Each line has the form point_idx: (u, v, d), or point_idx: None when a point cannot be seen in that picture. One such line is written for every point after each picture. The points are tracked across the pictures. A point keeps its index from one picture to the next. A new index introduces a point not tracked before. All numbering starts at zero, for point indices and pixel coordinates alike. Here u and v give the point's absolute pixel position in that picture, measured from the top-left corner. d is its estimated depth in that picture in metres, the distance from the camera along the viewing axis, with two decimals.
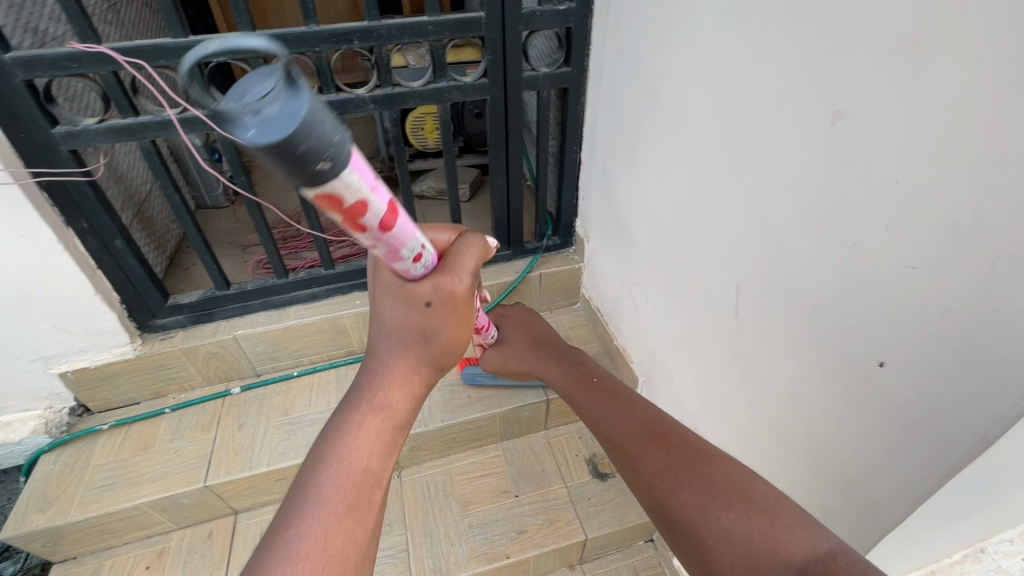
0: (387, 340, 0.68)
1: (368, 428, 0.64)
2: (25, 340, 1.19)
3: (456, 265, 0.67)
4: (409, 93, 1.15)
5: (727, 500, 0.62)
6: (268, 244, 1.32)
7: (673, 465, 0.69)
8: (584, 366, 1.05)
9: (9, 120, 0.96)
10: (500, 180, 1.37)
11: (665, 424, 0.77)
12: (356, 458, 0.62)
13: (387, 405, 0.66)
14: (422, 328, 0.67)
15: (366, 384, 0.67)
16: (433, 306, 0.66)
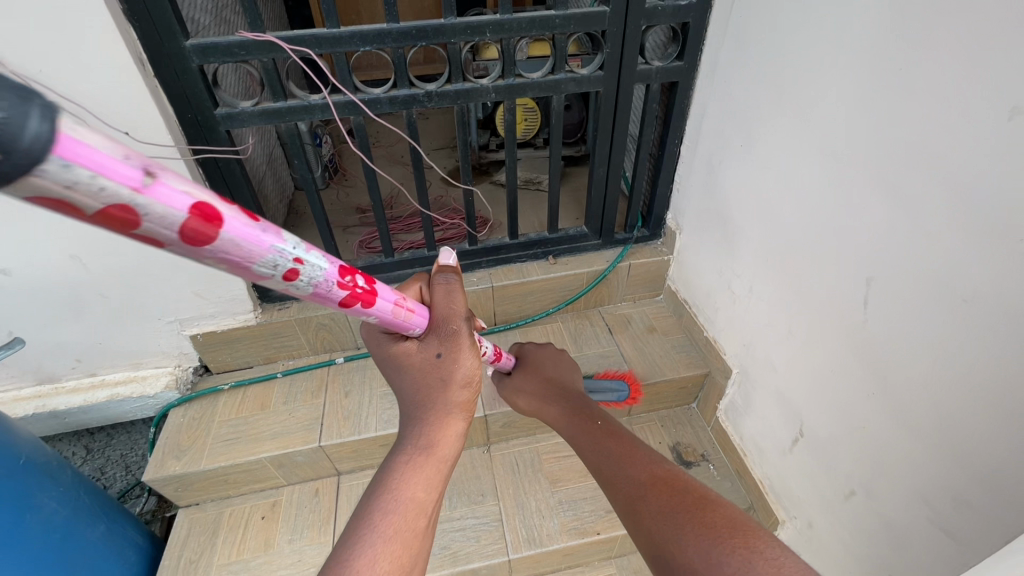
0: (416, 396, 0.76)
1: (420, 467, 0.71)
2: (166, 302, 1.30)
3: (444, 306, 0.77)
4: (530, 84, 1.20)
5: (698, 531, 0.66)
6: (381, 224, 1.39)
7: (674, 510, 0.71)
8: (581, 406, 1.06)
9: (182, 101, 1.05)
10: (601, 170, 1.41)
11: (671, 471, 0.79)
12: (406, 490, 0.68)
13: (434, 445, 0.73)
14: (443, 376, 0.75)
15: (410, 435, 0.74)
16: (442, 355, 0.75)
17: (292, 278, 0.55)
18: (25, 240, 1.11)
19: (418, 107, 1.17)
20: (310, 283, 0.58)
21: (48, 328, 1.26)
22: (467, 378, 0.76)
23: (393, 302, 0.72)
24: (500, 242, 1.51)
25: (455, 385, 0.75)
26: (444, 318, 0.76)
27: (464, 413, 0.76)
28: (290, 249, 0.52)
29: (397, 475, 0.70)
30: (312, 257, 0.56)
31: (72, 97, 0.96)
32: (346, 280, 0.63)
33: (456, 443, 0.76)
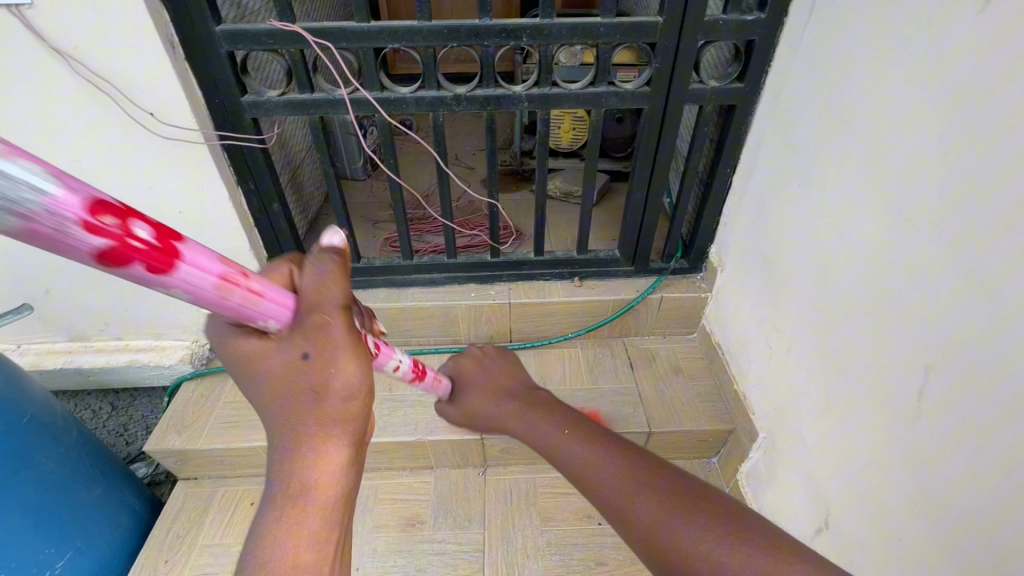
0: (283, 424, 0.56)
1: (298, 523, 0.56)
2: None
3: (309, 291, 0.54)
4: (567, 95, 1.11)
5: (721, 549, 0.58)
6: (401, 226, 1.35)
7: (669, 511, 0.63)
8: (555, 415, 0.88)
9: (210, 86, 1.05)
10: (640, 193, 1.30)
11: (646, 463, 0.70)
12: (283, 553, 0.54)
13: (308, 486, 0.57)
14: (308, 387, 0.55)
15: (282, 477, 0.57)
16: (309, 356, 0.54)
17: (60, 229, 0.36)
18: None
19: (446, 110, 1.12)
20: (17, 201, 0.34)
21: (80, 290, 1.32)
22: (348, 389, 0.56)
23: (219, 277, 0.48)
24: (524, 257, 1.42)
25: (332, 401, 0.56)
26: (316, 309, 0.54)
27: (345, 434, 0.58)
28: None
29: (274, 540, 0.55)
30: (95, 211, 0.37)
31: (104, 75, 0.98)
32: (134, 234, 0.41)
33: (344, 472, 0.58)
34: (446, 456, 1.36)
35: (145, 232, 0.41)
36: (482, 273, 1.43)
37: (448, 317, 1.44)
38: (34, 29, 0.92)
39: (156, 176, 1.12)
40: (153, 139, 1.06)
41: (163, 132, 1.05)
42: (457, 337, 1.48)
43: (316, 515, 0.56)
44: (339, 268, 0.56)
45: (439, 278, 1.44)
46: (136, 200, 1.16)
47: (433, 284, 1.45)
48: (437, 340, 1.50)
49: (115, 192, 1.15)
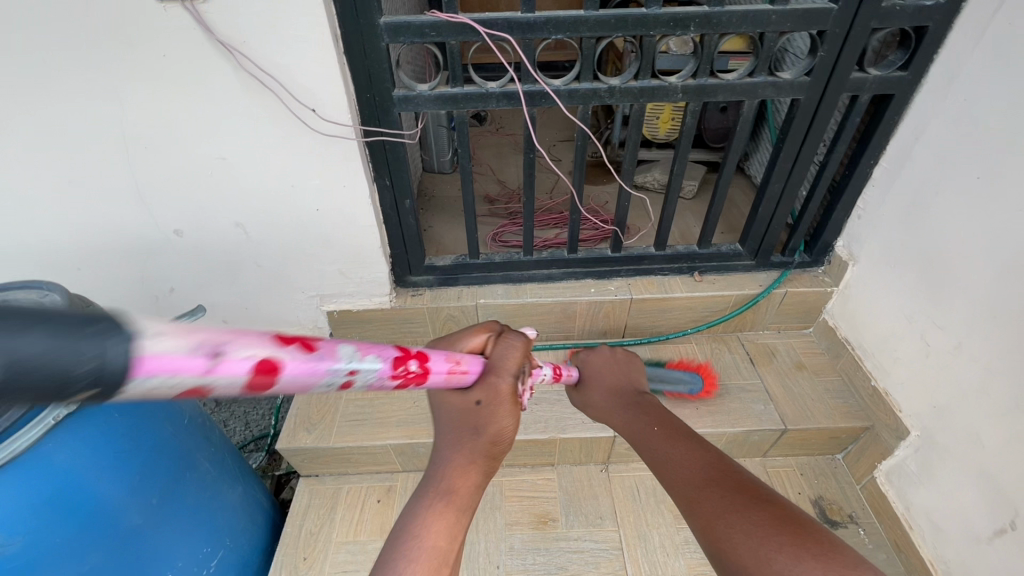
0: (448, 441, 0.76)
1: (436, 516, 0.70)
2: (312, 278, 1.32)
3: (500, 357, 0.78)
4: (723, 86, 1.08)
5: (777, 542, 0.63)
6: (527, 221, 1.32)
7: (726, 499, 0.71)
8: (651, 409, 0.93)
9: (364, 80, 1.02)
10: (777, 186, 1.27)
11: (725, 461, 0.77)
12: (428, 536, 0.68)
13: (454, 491, 0.73)
14: (475, 423, 0.76)
15: (435, 479, 0.74)
16: (482, 404, 0.75)
17: (348, 387, 0.56)
18: (202, 204, 1.16)
19: (597, 103, 1.09)
20: (364, 385, 0.58)
21: (206, 289, 1.32)
22: (498, 431, 0.76)
23: (447, 372, 0.70)
24: (645, 251, 1.40)
25: (484, 437, 0.76)
26: (495, 371, 0.77)
27: (485, 463, 0.77)
28: (343, 365, 0.53)
29: (419, 524, 0.69)
30: (365, 360, 0.57)
31: (268, 71, 0.96)
32: (397, 369, 0.63)
33: (476, 488, 0.75)
34: (571, 453, 1.35)
35: (416, 365, 0.65)
36: (602, 268, 1.41)
37: (565, 313, 1.42)
38: (204, 21, 0.90)
39: (300, 171, 1.11)
40: (306, 135, 1.05)
41: (319, 127, 1.03)
42: (571, 333, 1.47)
43: (450, 513, 0.70)
44: (523, 347, 0.80)
45: (557, 273, 1.42)
46: (276, 197, 1.15)
47: (550, 279, 1.43)
48: (551, 335, 1.48)
49: (255, 189, 1.14)
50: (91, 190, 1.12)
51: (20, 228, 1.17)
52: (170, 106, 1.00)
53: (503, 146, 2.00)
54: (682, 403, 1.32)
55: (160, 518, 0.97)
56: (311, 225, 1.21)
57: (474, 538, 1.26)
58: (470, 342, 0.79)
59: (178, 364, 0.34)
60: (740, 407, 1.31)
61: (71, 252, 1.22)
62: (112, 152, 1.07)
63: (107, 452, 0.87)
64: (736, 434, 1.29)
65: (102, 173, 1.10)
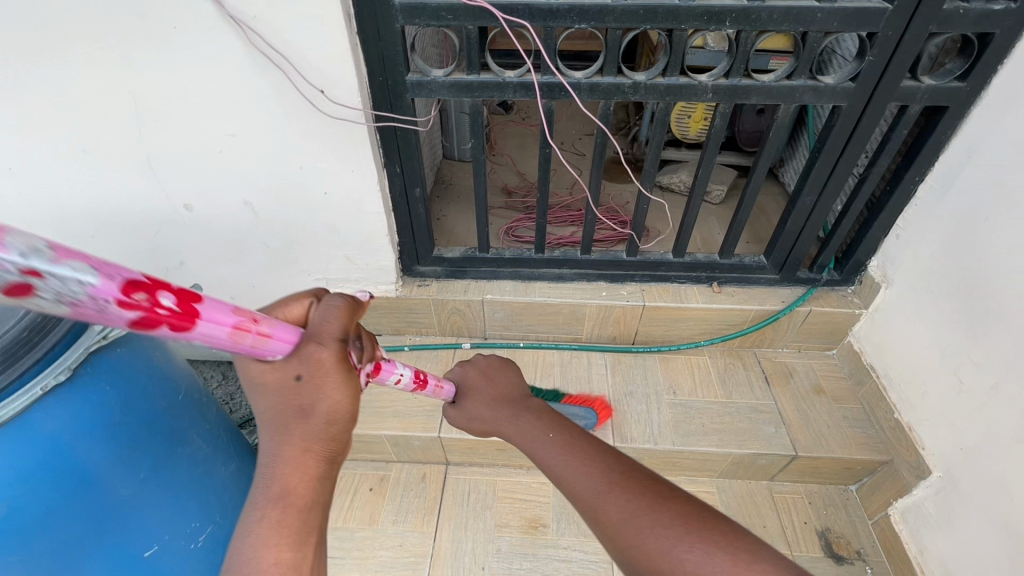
0: (269, 432, 0.57)
1: (275, 526, 0.56)
2: (318, 261, 1.30)
3: (317, 325, 0.56)
4: (758, 88, 1.00)
5: (682, 537, 0.58)
6: (540, 218, 1.27)
7: (631, 501, 0.63)
8: (541, 413, 0.85)
9: (377, 63, 0.99)
10: (809, 198, 1.19)
11: (620, 457, 0.71)
12: (262, 555, 0.55)
13: (286, 494, 0.57)
14: (299, 405, 0.56)
15: (261, 484, 0.57)
16: (303, 378, 0.55)
17: (19, 297, 0.35)
18: (212, 181, 1.15)
19: (620, 99, 1.02)
20: (58, 303, 0.36)
21: (215, 265, 1.32)
22: (333, 412, 0.56)
23: (233, 326, 0.49)
24: (663, 257, 1.34)
25: (317, 418, 0.56)
26: (314, 339, 0.55)
27: (326, 455, 0.59)
28: (6, 257, 0.33)
29: (251, 540, 0.55)
30: (62, 268, 0.36)
31: (279, 50, 0.93)
32: (136, 298, 0.40)
33: (320, 484, 0.59)
34: None
35: (169, 300, 0.43)
36: (615, 271, 1.35)
37: (574, 315, 1.38)
38: None
39: (308, 154, 1.08)
40: (315, 116, 1.02)
41: (328, 110, 1.00)
42: (579, 335, 1.42)
43: (292, 520, 0.56)
44: (347, 308, 0.59)
45: (568, 273, 1.37)
46: (283, 177, 1.13)
47: (561, 279, 1.38)
48: (558, 336, 1.44)
49: (263, 168, 1.12)
50: (103, 160, 1.12)
51: (39, 194, 1.19)
52: (181, 80, 0.99)
53: (527, 136, 1.94)
54: (687, 418, 1.27)
55: (148, 490, 0.97)
56: (318, 208, 1.19)
57: (462, 536, 1.24)
58: (285, 313, 0.59)
59: None
60: (749, 428, 1.25)
61: (87, 220, 1.24)
62: (125, 123, 1.06)
63: (93, 425, 0.86)
64: (743, 457, 1.22)
65: (116, 145, 1.10)
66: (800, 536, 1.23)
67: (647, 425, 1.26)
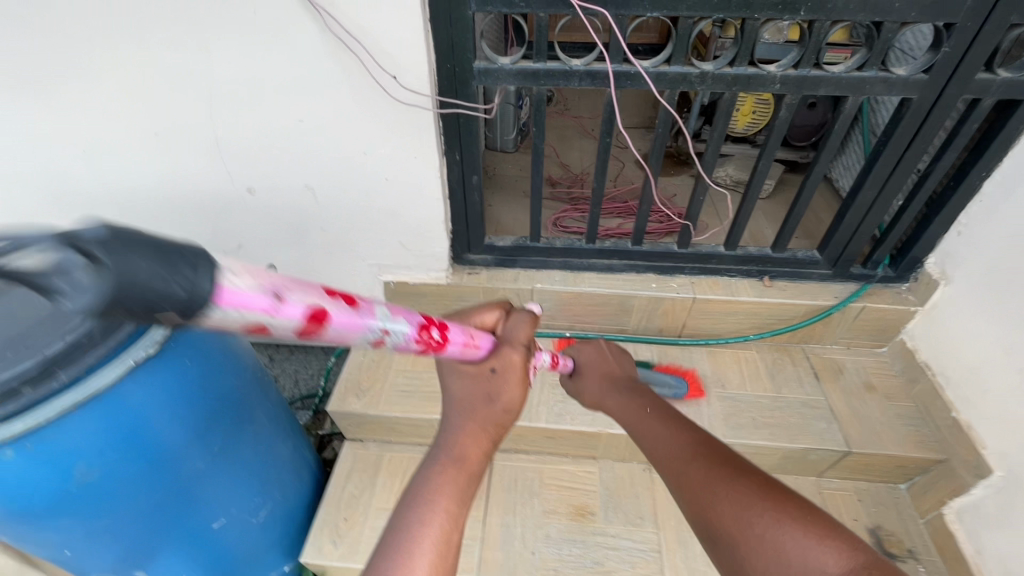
0: (459, 409, 0.77)
1: (446, 484, 0.70)
2: (373, 246, 1.32)
3: (511, 333, 0.80)
4: (827, 79, 0.99)
5: (761, 508, 0.67)
6: (594, 208, 1.28)
7: (709, 468, 0.73)
8: (640, 392, 0.93)
9: (447, 50, 1.00)
10: (870, 193, 1.18)
11: (698, 433, 0.80)
12: (437, 501, 0.68)
13: (466, 457, 0.73)
14: (488, 391, 0.76)
15: (443, 446, 0.74)
16: (496, 372, 0.76)
17: (380, 343, 0.64)
18: (276, 166, 1.18)
19: (685, 88, 1.02)
20: (392, 345, 0.65)
21: (271, 248, 1.35)
22: (510, 402, 0.77)
23: (463, 344, 0.73)
24: (714, 249, 1.33)
25: (498, 406, 0.76)
26: (508, 344, 0.78)
27: (496, 432, 0.77)
28: (380, 322, 0.60)
29: (427, 491, 0.69)
30: (393, 323, 0.64)
31: (354, 35, 0.95)
32: (424, 334, 0.68)
33: (485, 454, 0.75)
34: (616, 450, 1.31)
35: (434, 331, 0.69)
36: (666, 263, 1.35)
37: (623, 306, 1.38)
38: None
39: (373, 139, 1.10)
40: (384, 102, 1.03)
41: (397, 95, 1.02)
42: (626, 326, 1.43)
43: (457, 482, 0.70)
44: (532, 323, 0.81)
45: (618, 264, 1.38)
46: (346, 163, 1.15)
47: (610, 270, 1.39)
48: (604, 327, 1.44)
49: (328, 154, 1.14)
50: (173, 143, 1.16)
51: (109, 175, 1.22)
52: (254, 65, 1.01)
53: (569, 128, 1.95)
54: (738, 411, 1.27)
55: (219, 465, 1.00)
56: (377, 193, 1.21)
57: (511, 521, 1.26)
58: (483, 318, 0.82)
59: (351, 320, 0.57)
60: (800, 422, 1.25)
61: (152, 203, 1.27)
62: (197, 107, 1.09)
63: (174, 401, 0.89)
64: (794, 451, 1.22)
65: (187, 129, 1.13)
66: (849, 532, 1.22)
67: (696, 417, 1.27)
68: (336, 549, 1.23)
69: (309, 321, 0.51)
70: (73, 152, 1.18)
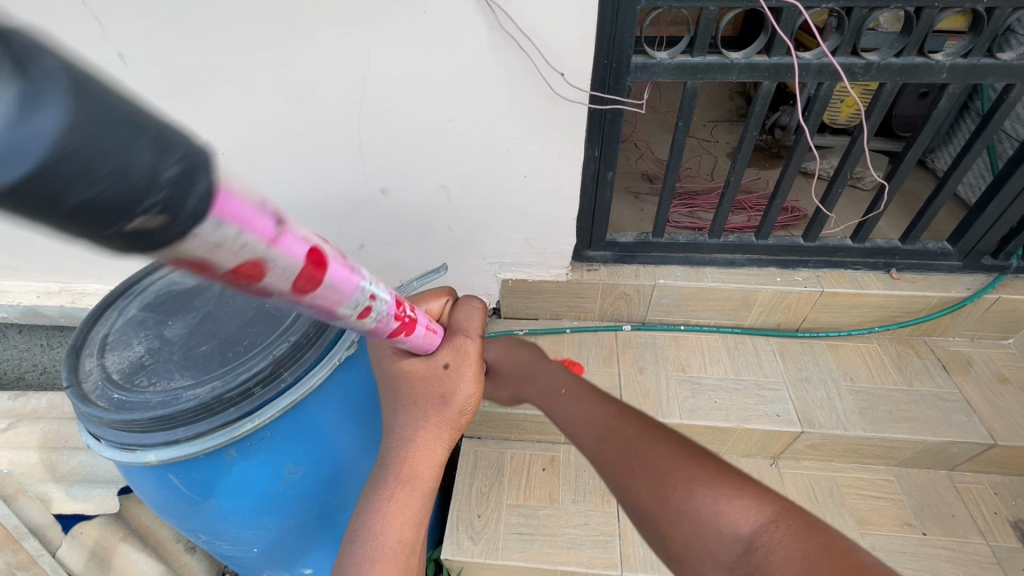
0: (406, 418, 0.73)
1: (404, 506, 0.71)
2: (499, 244, 1.33)
3: (463, 321, 0.73)
4: (997, 67, 0.98)
5: (674, 475, 0.65)
6: (724, 202, 1.28)
7: (623, 442, 0.71)
8: (540, 359, 0.93)
9: (609, 46, 1.00)
10: (1019, 182, 1.17)
11: (613, 403, 0.78)
12: (388, 527, 0.70)
13: (414, 473, 0.72)
14: (443, 393, 0.71)
15: (390, 467, 0.73)
16: (449, 368, 0.71)
17: (329, 309, 0.48)
18: (413, 167, 1.18)
19: (846, 79, 1.02)
20: (348, 312, 0.51)
21: (395, 248, 1.36)
22: (463, 404, 0.72)
23: (394, 321, 0.59)
24: (841, 242, 1.32)
25: (453, 408, 0.72)
26: (460, 334, 0.72)
27: (455, 433, 0.75)
28: (332, 284, 0.46)
29: (380, 513, 0.70)
30: (331, 271, 0.45)
31: (525, 32, 0.95)
32: (375, 308, 0.55)
33: (442, 460, 0.75)
34: (745, 444, 1.30)
35: (389, 306, 0.57)
36: (790, 257, 1.35)
37: (745, 301, 1.38)
38: None
39: (520, 137, 1.10)
40: (543, 97, 1.03)
41: (559, 91, 1.02)
42: (743, 320, 1.43)
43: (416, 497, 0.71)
44: (483, 310, 0.76)
45: (740, 259, 1.37)
46: (486, 161, 1.15)
47: (732, 265, 1.38)
48: (720, 321, 1.44)
49: (468, 152, 1.14)
50: (315, 144, 1.16)
51: (246, 178, 1.24)
52: (413, 63, 1.02)
53: (656, 123, 1.94)
54: (873, 405, 1.26)
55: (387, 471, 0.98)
56: (512, 191, 1.21)
57: None
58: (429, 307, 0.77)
59: (301, 260, 0.40)
60: (940, 415, 1.23)
61: (282, 205, 1.29)
62: (347, 108, 1.10)
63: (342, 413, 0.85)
64: (936, 444, 1.21)
65: (333, 130, 1.14)
66: (993, 525, 1.21)
67: (831, 410, 1.26)
68: (476, 545, 1.23)
69: (255, 267, 0.36)
70: None
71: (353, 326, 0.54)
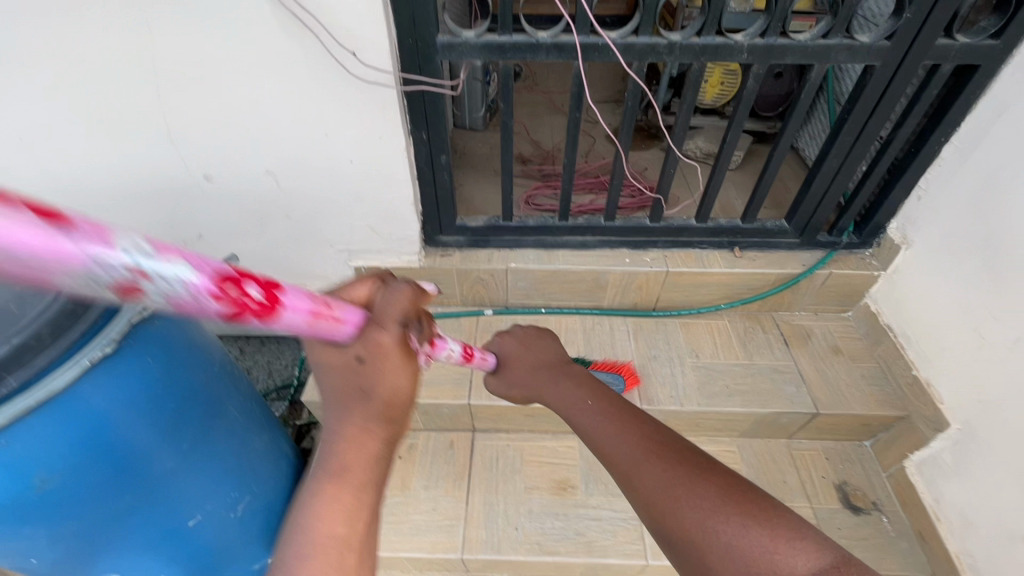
0: (331, 410, 0.62)
1: (335, 498, 0.61)
2: (342, 231, 1.28)
3: (381, 309, 0.61)
4: (793, 47, 1.00)
5: (726, 513, 0.61)
6: (565, 185, 1.27)
7: (671, 476, 0.68)
8: (580, 384, 0.90)
9: (407, 24, 0.96)
10: (837, 161, 1.21)
11: (660, 432, 0.75)
12: (324, 523, 0.61)
13: (345, 471, 0.62)
14: (360, 384, 0.60)
15: (321, 457, 0.63)
16: (365, 361, 0.59)
17: (134, 293, 0.39)
18: (233, 152, 1.12)
19: (653, 59, 1.01)
20: (160, 296, 0.40)
21: (236, 238, 1.30)
22: (394, 395, 0.61)
23: (309, 310, 0.52)
24: (685, 223, 1.34)
25: (376, 401, 0.60)
26: (376, 321, 0.60)
27: (384, 423, 0.63)
28: (124, 258, 0.36)
29: (314, 510, 0.61)
30: (164, 267, 0.39)
31: (309, 7, 0.90)
32: (229, 291, 0.44)
33: (377, 459, 0.64)
34: None
35: (255, 291, 0.47)
36: (638, 239, 1.36)
37: (598, 282, 1.39)
38: None
39: (337, 121, 1.06)
40: (344, 78, 0.99)
41: (358, 71, 0.98)
42: (601, 302, 1.44)
43: (348, 494, 0.61)
44: (411, 294, 0.63)
45: (591, 241, 1.38)
46: (306, 146, 1.11)
47: (585, 247, 1.39)
48: (580, 304, 1.45)
49: (287, 137, 1.09)
50: (118, 130, 1.08)
51: (53, 167, 1.15)
52: (200, 45, 0.96)
53: (538, 103, 1.91)
54: (711, 380, 1.29)
55: (193, 464, 0.95)
56: (343, 177, 1.17)
57: (494, 499, 1.27)
58: (353, 294, 0.63)
59: (43, 239, 0.32)
60: (772, 387, 1.28)
61: (102, 195, 1.20)
62: (143, 91, 1.02)
63: (110, 413, 0.80)
64: (766, 415, 1.26)
65: (136, 114, 1.06)
66: (818, 489, 1.27)
67: (671, 387, 1.29)
68: None
69: None
70: (9, 141, 1.10)
71: (270, 326, 0.51)
